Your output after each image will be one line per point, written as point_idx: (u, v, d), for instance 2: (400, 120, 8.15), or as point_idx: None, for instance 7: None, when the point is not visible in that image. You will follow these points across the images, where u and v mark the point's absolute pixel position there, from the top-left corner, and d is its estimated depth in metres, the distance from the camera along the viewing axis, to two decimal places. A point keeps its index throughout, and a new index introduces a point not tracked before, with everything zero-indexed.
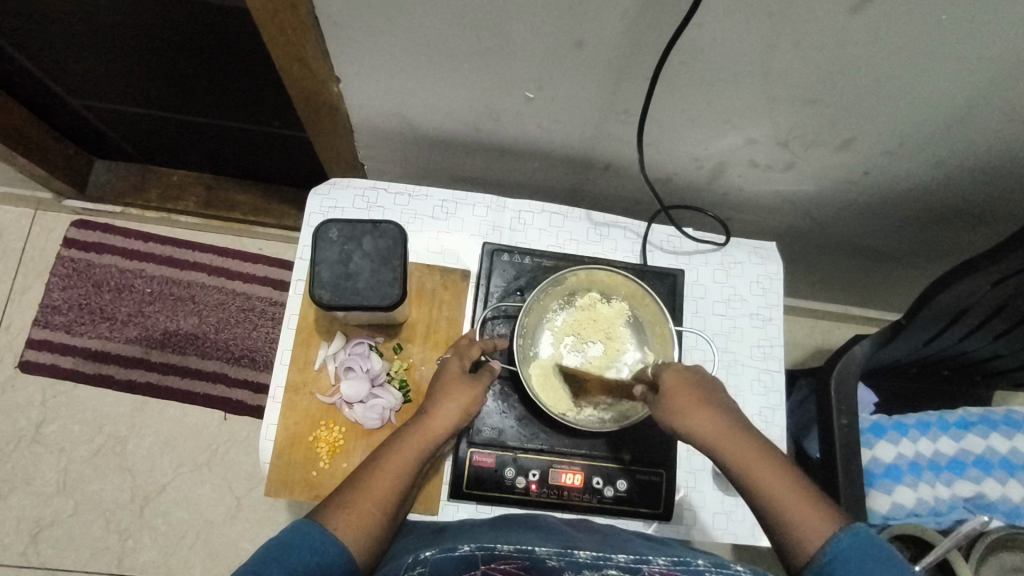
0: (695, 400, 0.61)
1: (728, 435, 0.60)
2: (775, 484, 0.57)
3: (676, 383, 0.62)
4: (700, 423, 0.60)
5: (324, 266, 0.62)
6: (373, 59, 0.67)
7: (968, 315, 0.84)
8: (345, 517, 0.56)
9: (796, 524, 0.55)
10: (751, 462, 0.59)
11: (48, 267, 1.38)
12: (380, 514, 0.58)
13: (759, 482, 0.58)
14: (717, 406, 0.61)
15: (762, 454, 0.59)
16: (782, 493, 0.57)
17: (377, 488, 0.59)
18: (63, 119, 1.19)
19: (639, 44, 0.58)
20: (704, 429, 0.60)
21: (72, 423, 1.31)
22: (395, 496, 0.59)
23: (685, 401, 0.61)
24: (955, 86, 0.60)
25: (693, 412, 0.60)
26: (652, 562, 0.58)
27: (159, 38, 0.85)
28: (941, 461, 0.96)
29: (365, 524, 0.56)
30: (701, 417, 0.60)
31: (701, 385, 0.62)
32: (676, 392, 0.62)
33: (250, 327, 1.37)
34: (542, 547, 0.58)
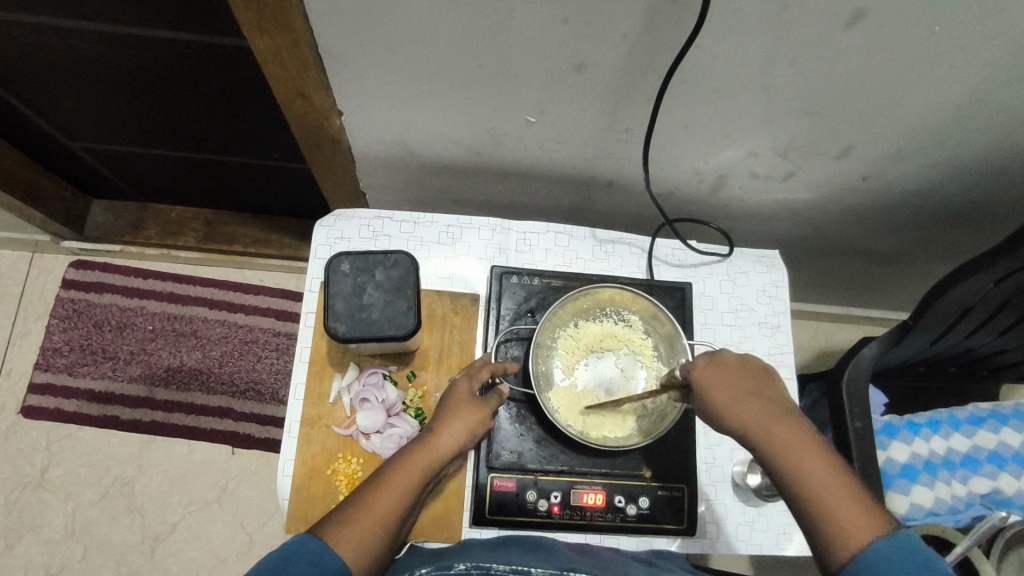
0: (738, 383, 0.60)
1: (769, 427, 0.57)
2: (809, 472, 0.54)
3: (730, 364, 0.61)
4: (740, 403, 0.58)
5: (338, 299, 0.62)
6: (375, 91, 0.68)
7: (973, 313, 0.84)
8: (346, 532, 0.55)
9: (835, 512, 0.52)
10: (795, 450, 0.55)
11: (48, 309, 1.37)
12: (382, 529, 0.57)
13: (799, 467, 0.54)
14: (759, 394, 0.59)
15: (804, 439, 0.56)
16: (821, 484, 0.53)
17: (381, 504, 0.58)
18: (61, 162, 1.19)
19: (641, 67, 0.59)
20: (745, 412, 0.58)
21: (78, 466, 1.29)
22: (399, 512, 0.59)
23: (726, 387, 0.59)
24: (948, 94, 0.62)
25: (736, 393, 0.59)
26: None
27: (158, 79, 0.86)
28: (955, 458, 0.96)
29: (367, 539, 0.55)
30: (747, 401, 0.58)
31: (742, 369, 0.61)
32: (715, 375, 0.60)
33: (255, 359, 1.37)
34: (538, 568, 0.60)
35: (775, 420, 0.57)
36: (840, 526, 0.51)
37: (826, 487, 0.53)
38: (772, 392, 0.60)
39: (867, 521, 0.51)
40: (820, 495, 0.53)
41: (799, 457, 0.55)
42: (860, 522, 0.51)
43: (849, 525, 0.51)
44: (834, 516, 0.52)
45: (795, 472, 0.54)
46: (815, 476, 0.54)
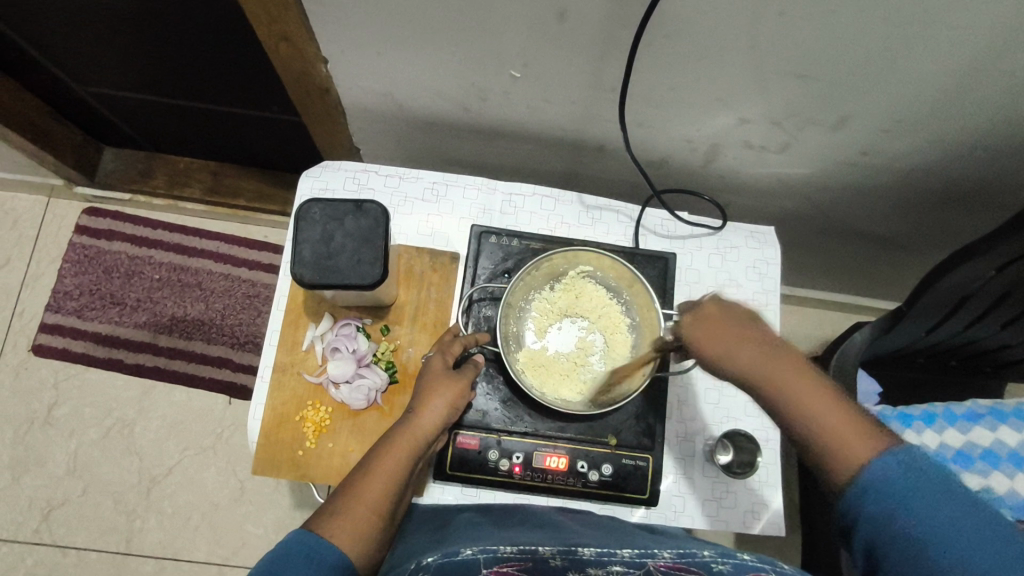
0: (729, 330, 0.58)
1: (761, 371, 0.56)
2: (809, 405, 0.54)
3: (716, 313, 0.59)
4: (733, 351, 0.56)
5: (307, 246, 0.62)
6: (357, 39, 0.67)
7: (973, 302, 0.81)
8: (339, 524, 0.56)
9: (833, 440, 0.52)
10: (795, 386, 0.54)
11: (60, 254, 1.41)
12: (377, 517, 0.58)
13: (795, 399, 0.54)
14: (760, 335, 0.57)
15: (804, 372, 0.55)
16: (821, 414, 0.53)
17: (369, 492, 0.59)
18: (72, 108, 1.21)
19: (621, 19, 0.57)
20: (744, 355, 0.56)
21: (83, 405, 1.34)
22: (389, 497, 0.60)
23: (719, 338, 0.57)
24: (949, 59, 0.58)
25: (730, 340, 0.57)
26: (656, 554, 0.58)
27: (153, 24, 0.86)
28: (947, 452, 0.92)
29: (360, 530, 0.56)
30: (736, 344, 0.57)
31: (729, 315, 0.59)
32: (703, 326, 0.59)
33: (255, 313, 1.39)
34: (545, 546, 0.58)
35: (765, 360, 0.56)
36: (839, 453, 0.52)
37: (825, 420, 0.53)
38: (759, 333, 0.57)
39: (864, 444, 0.51)
40: (822, 426, 0.53)
41: (797, 393, 0.54)
42: (860, 449, 0.51)
43: (848, 450, 0.51)
44: (833, 442, 0.52)
45: (795, 405, 0.54)
46: (809, 407, 0.54)
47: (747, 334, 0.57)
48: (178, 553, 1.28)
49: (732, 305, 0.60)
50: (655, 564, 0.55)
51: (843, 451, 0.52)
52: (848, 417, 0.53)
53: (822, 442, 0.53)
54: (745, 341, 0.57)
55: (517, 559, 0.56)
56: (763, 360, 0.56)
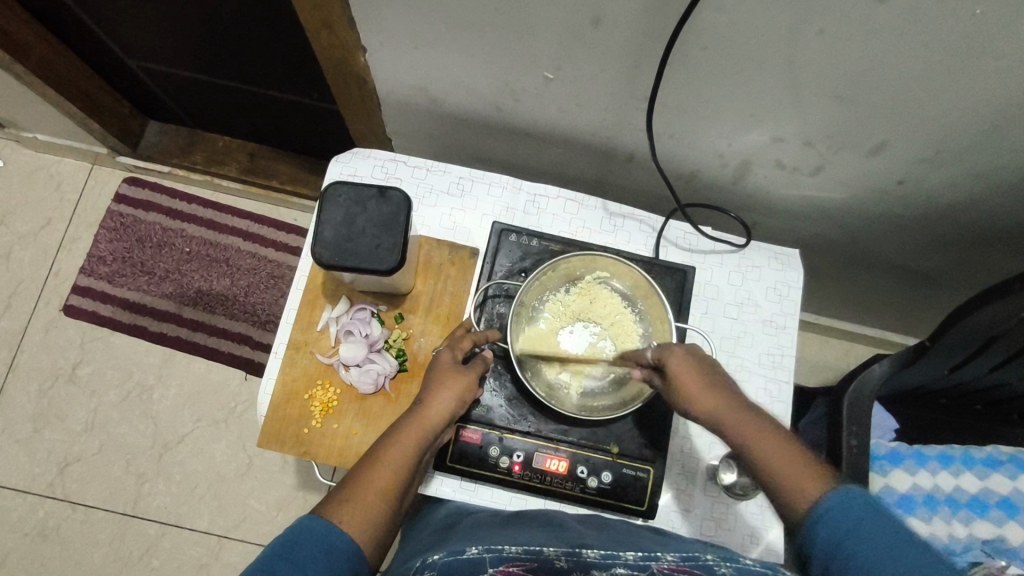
0: (688, 373, 0.61)
1: (717, 409, 0.59)
2: (762, 448, 0.57)
3: (673, 361, 0.62)
4: (692, 394, 0.60)
5: (328, 227, 0.63)
6: (396, 31, 0.68)
7: (999, 345, 0.79)
8: (350, 510, 0.56)
9: (787, 479, 0.55)
10: (743, 429, 0.58)
11: (98, 219, 1.46)
12: (385, 503, 0.58)
13: (747, 442, 0.57)
14: (714, 380, 0.61)
15: (750, 418, 0.58)
16: (773, 450, 0.56)
17: (380, 479, 0.58)
18: (121, 79, 1.25)
19: (655, 26, 0.57)
20: (701, 402, 0.60)
21: (105, 367, 1.38)
22: (399, 486, 0.59)
23: (681, 378, 0.61)
24: (992, 90, 0.57)
25: (690, 382, 0.61)
26: (660, 557, 0.56)
27: (203, 4, 0.89)
28: (961, 498, 0.90)
29: (370, 516, 0.56)
30: (697, 383, 0.60)
31: (693, 359, 0.62)
32: (677, 363, 0.62)
33: (278, 294, 1.42)
34: (551, 547, 0.57)
35: (723, 400, 0.59)
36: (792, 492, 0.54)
37: (777, 459, 0.56)
38: (714, 375, 0.61)
39: (815, 484, 0.53)
40: (777, 466, 0.56)
41: (748, 439, 0.57)
42: (806, 487, 0.53)
43: (797, 489, 0.54)
44: (786, 481, 0.55)
45: (749, 447, 0.57)
46: (758, 447, 0.57)
47: (707, 377, 0.61)
48: (182, 520, 1.31)
49: (688, 351, 0.62)
50: (657, 566, 0.54)
51: (794, 491, 0.54)
52: (795, 456, 0.56)
53: (774, 478, 0.55)
54: (705, 377, 0.61)
55: (522, 560, 0.55)
56: (720, 404, 0.59)
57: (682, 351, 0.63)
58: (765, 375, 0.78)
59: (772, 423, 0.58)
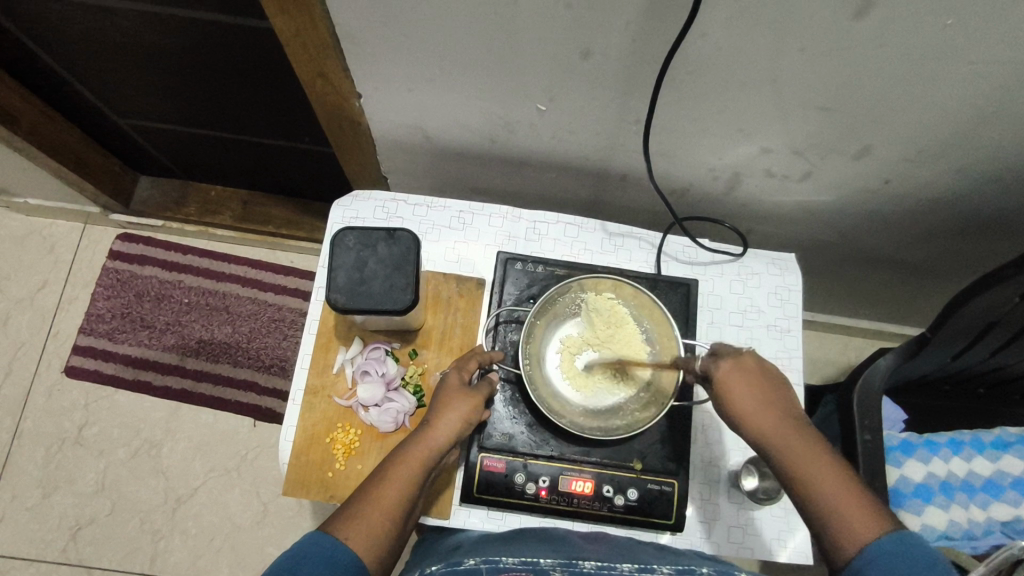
0: (758, 391, 0.63)
1: (781, 441, 0.60)
2: (819, 474, 0.58)
3: (741, 379, 0.63)
4: (758, 412, 0.62)
5: (341, 271, 0.64)
6: (391, 75, 0.70)
7: (997, 329, 0.81)
8: (355, 527, 0.56)
9: (842, 515, 0.56)
10: (809, 461, 0.59)
11: (95, 278, 1.46)
12: (389, 522, 0.58)
13: (804, 473, 0.58)
14: (782, 404, 0.62)
15: (822, 455, 0.59)
16: (825, 478, 0.58)
17: (385, 498, 0.59)
18: (111, 139, 1.27)
19: (644, 54, 0.60)
20: (766, 421, 0.61)
21: (112, 426, 1.37)
22: (403, 504, 0.60)
23: (749, 398, 0.62)
24: (966, 91, 0.60)
25: (756, 404, 0.62)
26: (655, 571, 0.58)
27: (192, 61, 0.90)
28: (976, 482, 0.92)
29: (375, 534, 0.56)
30: (764, 408, 0.62)
31: (767, 383, 0.63)
32: (736, 381, 0.63)
33: (280, 337, 1.42)
34: (547, 558, 0.58)
35: (790, 429, 0.61)
36: (841, 524, 0.56)
37: (831, 493, 0.57)
38: (781, 399, 0.63)
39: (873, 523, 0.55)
40: (829, 497, 0.57)
41: (811, 466, 0.58)
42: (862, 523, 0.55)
43: (853, 523, 0.55)
44: (841, 514, 0.56)
45: (807, 479, 0.58)
46: (818, 480, 0.58)
47: (775, 402, 0.62)
48: None
49: (763, 366, 0.64)
50: None
51: (849, 525, 0.55)
52: (847, 491, 0.57)
53: (833, 516, 0.56)
54: (784, 405, 0.62)
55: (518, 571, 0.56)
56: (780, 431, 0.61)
57: (751, 363, 0.64)
58: None
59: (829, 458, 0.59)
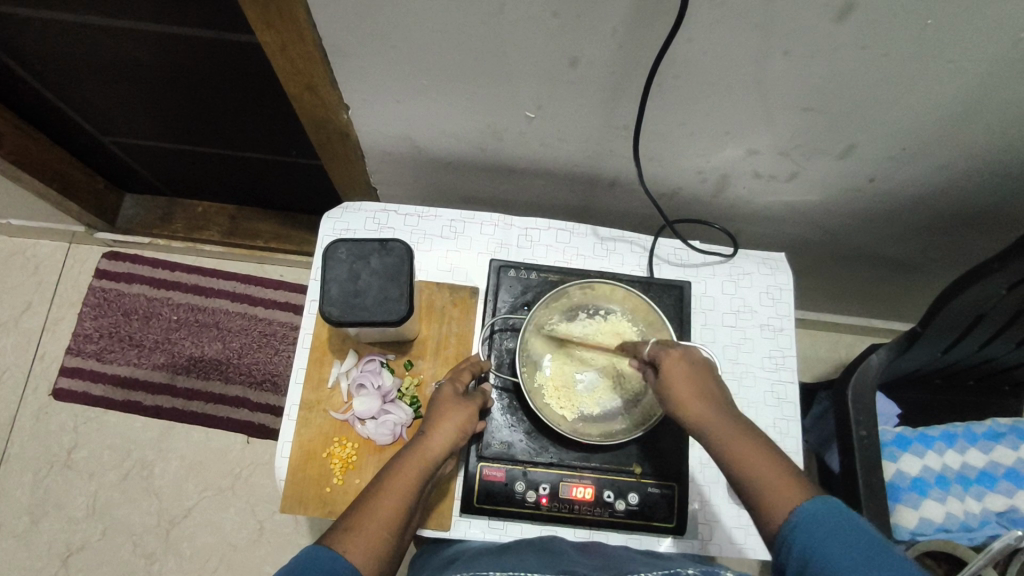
0: (693, 379, 0.61)
1: (715, 428, 0.59)
2: (750, 460, 0.57)
3: (678, 368, 0.61)
4: (690, 400, 0.60)
5: (334, 284, 0.64)
6: (379, 87, 0.70)
7: (985, 322, 0.82)
8: (354, 540, 0.55)
9: (773, 499, 0.54)
10: (744, 448, 0.57)
11: (81, 298, 1.44)
12: (388, 534, 0.57)
13: (744, 461, 0.57)
14: (715, 392, 0.61)
15: (755, 442, 0.58)
16: (755, 461, 0.56)
17: (384, 509, 0.58)
18: (95, 157, 1.25)
19: (630, 61, 0.60)
20: (700, 411, 0.60)
21: (102, 448, 1.35)
22: (401, 516, 0.59)
23: (687, 387, 0.60)
24: (947, 90, 0.61)
25: (687, 392, 0.60)
26: None
27: (176, 76, 0.90)
28: (970, 473, 0.93)
29: (374, 547, 0.55)
30: (694, 397, 0.60)
31: (703, 371, 0.62)
32: (678, 371, 0.61)
33: (272, 352, 1.41)
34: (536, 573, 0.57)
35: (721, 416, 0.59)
36: (776, 509, 0.54)
37: (766, 477, 0.55)
38: (710, 386, 0.61)
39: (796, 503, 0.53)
40: (761, 482, 0.55)
41: (745, 452, 0.57)
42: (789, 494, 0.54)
43: (785, 510, 0.53)
44: (769, 500, 0.54)
45: (740, 462, 0.57)
46: (756, 466, 0.56)
47: (708, 392, 0.61)
48: None
49: (695, 355, 0.62)
50: None
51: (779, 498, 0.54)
52: (781, 474, 0.55)
53: (761, 500, 0.55)
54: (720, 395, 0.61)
55: None
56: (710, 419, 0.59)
57: (694, 355, 0.63)
58: (770, 377, 0.80)
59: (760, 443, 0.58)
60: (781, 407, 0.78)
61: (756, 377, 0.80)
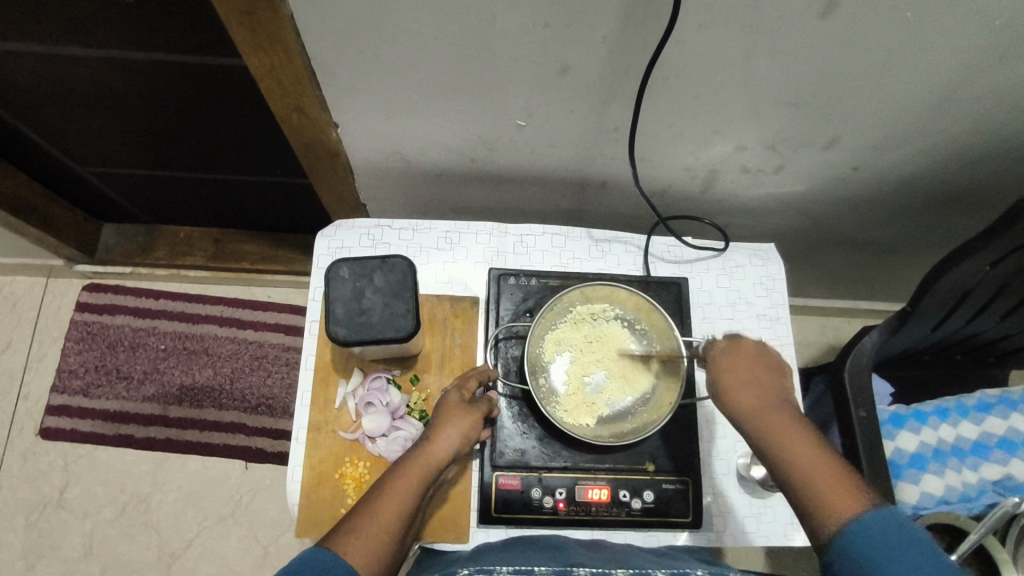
0: (750, 368, 0.62)
1: (764, 418, 0.59)
2: (801, 454, 0.56)
3: (744, 353, 0.63)
4: (744, 388, 0.61)
5: (338, 304, 0.63)
6: (369, 104, 0.70)
7: (972, 298, 0.85)
8: (355, 542, 0.54)
9: (824, 492, 0.54)
10: (795, 442, 0.57)
11: (63, 333, 1.40)
12: (390, 537, 0.56)
13: (794, 452, 0.56)
14: (772, 383, 0.62)
15: (806, 438, 0.57)
16: (805, 453, 0.56)
17: (386, 512, 0.58)
18: (71, 188, 1.23)
19: (622, 67, 0.61)
20: (748, 399, 0.60)
21: (95, 485, 1.31)
22: (404, 520, 0.58)
23: (745, 373, 0.62)
24: (926, 78, 0.63)
25: (746, 378, 0.61)
26: (651, 574, 0.58)
27: (156, 102, 0.88)
28: (965, 445, 0.96)
29: (375, 549, 0.55)
30: (750, 385, 0.61)
31: (761, 362, 0.63)
32: (733, 359, 0.63)
33: (265, 374, 1.39)
34: (541, 566, 0.58)
35: (774, 406, 0.60)
36: (828, 502, 0.53)
37: (815, 470, 0.55)
38: (772, 377, 0.62)
39: (851, 500, 0.53)
40: (810, 476, 0.55)
41: (793, 446, 0.57)
42: (837, 490, 0.54)
43: (836, 502, 0.53)
44: (819, 494, 0.54)
45: (785, 452, 0.57)
46: (803, 460, 0.56)
47: (762, 383, 0.61)
48: None
49: (762, 347, 0.64)
50: None
51: (827, 497, 0.54)
52: (832, 471, 0.55)
53: (812, 492, 0.54)
54: (778, 389, 0.61)
55: None
56: (760, 410, 0.59)
57: (747, 347, 0.64)
58: None
59: (814, 440, 0.57)
60: None
61: None
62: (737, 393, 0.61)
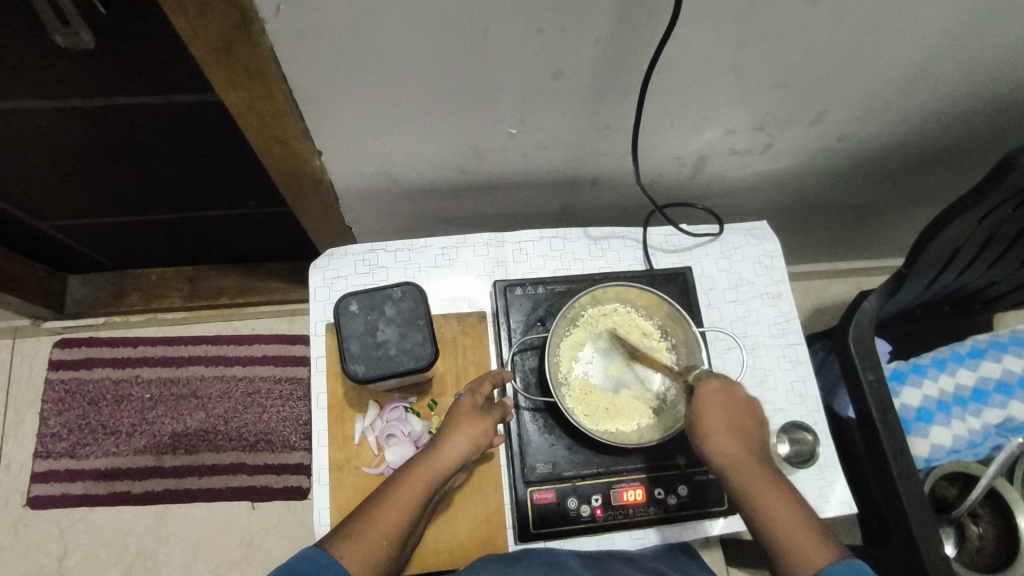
0: (731, 412, 0.63)
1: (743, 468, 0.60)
2: (776, 506, 0.58)
3: (715, 397, 0.64)
4: (720, 433, 0.62)
5: (353, 341, 0.62)
6: (353, 128, 0.68)
7: (961, 253, 0.87)
8: (352, 547, 0.55)
9: (795, 544, 0.55)
10: (769, 494, 0.58)
11: (39, 394, 1.33)
12: (387, 544, 0.57)
13: (764, 504, 0.58)
14: (748, 432, 0.63)
15: (780, 491, 0.59)
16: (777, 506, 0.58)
17: (386, 519, 0.58)
18: (30, 244, 1.16)
19: (613, 65, 0.60)
20: (728, 444, 0.61)
21: (95, 549, 1.25)
22: (403, 527, 0.58)
23: (718, 419, 0.62)
24: (909, 46, 0.63)
25: (722, 423, 0.62)
26: None
27: (118, 147, 0.83)
28: (965, 394, 0.99)
29: (370, 555, 0.55)
30: (727, 432, 0.62)
31: (741, 409, 0.64)
32: (711, 400, 0.63)
33: (260, 410, 1.34)
34: None
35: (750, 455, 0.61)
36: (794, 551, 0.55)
37: (788, 524, 0.57)
38: (750, 425, 0.63)
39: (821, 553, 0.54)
40: (783, 529, 0.56)
41: (767, 498, 0.58)
42: (810, 544, 0.55)
43: (807, 554, 0.54)
44: (790, 545, 0.56)
45: (759, 503, 0.58)
46: (775, 512, 0.57)
47: (744, 429, 0.63)
48: None
49: (734, 388, 0.64)
50: None
51: (798, 545, 0.55)
52: (803, 526, 0.56)
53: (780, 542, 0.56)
54: (752, 438, 0.62)
55: None
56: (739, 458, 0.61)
57: (736, 391, 0.64)
58: (780, 343, 0.82)
59: (789, 494, 0.59)
60: (796, 369, 0.81)
61: (767, 345, 0.82)
62: (716, 440, 0.62)
